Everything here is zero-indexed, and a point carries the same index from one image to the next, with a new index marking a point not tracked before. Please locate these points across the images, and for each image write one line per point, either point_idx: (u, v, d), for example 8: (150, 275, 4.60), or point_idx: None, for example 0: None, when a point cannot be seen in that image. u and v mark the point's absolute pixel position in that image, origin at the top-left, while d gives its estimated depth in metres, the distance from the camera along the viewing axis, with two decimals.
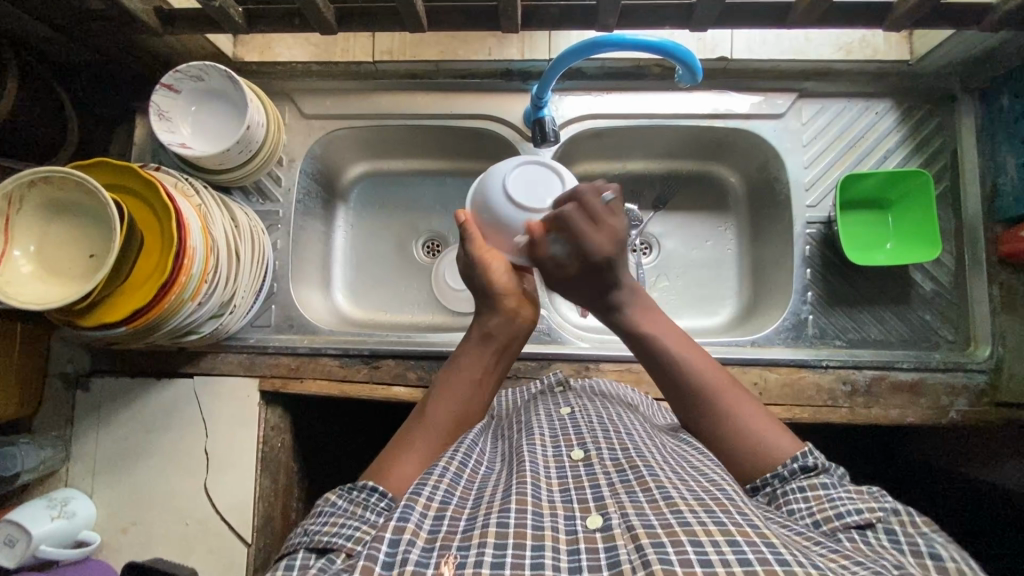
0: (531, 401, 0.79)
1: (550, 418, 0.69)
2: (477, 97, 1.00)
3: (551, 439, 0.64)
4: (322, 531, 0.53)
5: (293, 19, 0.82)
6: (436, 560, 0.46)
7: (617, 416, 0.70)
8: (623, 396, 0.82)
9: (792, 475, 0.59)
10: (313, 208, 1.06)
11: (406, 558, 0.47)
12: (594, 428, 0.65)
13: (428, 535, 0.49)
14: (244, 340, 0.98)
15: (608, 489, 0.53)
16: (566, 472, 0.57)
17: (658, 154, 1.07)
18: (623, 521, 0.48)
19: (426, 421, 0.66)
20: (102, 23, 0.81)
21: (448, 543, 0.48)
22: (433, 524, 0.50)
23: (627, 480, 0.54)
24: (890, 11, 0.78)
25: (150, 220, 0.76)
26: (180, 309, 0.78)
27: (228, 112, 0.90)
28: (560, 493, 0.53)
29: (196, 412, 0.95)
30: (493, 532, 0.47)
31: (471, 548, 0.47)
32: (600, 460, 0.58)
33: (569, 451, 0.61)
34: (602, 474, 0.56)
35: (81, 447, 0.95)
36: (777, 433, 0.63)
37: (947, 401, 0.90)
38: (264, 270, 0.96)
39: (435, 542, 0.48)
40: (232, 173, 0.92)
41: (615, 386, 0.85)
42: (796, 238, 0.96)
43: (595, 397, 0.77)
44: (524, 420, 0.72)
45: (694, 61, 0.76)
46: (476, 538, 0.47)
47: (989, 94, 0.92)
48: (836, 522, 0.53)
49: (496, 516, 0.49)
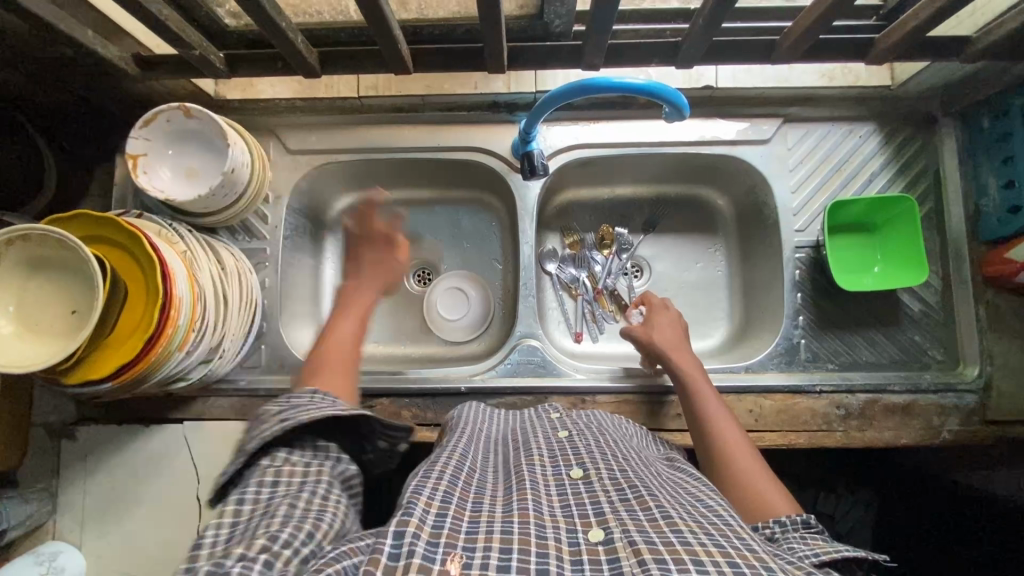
0: (528, 422, 0.79)
1: (549, 440, 0.69)
2: (463, 129, 0.99)
3: (550, 459, 0.63)
4: (283, 464, 0.58)
5: (276, 63, 0.81)
6: (442, 556, 0.46)
7: (613, 441, 0.70)
8: (621, 426, 0.80)
9: (793, 524, 0.60)
10: (301, 243, 1.05)
11: (412, 551, 0.45)
12: (592, 450, 0.65)
13: (432, 530, 0.48)
14: (234, 383, 0.96)
15: (609, 506, 0.53)
16: (566, 489, 0.57)
17: (645, 178, 1.08)
18: (624, 535, 0.48)
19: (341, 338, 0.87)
20: (76, 72, 0.79)
21: (453, 542, 0.47)
22: (436, 519, 0.49)
23: (627, 498, 0.54)
24: (873, 46, 0.78)
25: (130, 267, 0.74)
26: (167, 360, 0.76)
27: (176, 149, 0.86)
28: (560, 508, 0.54)
29: (186, 458, 0.93)
30: (497, 538, 0.48)
31: (477, 550, 0.46)
32: (599, 479, 0.58)
33: (568, 470, 0.61)
34: (602, 491, 0.56)
35: (66, 499, 0.93)
36: (777, 490, 0.66)
37: (939, 422, 0.91)
38: (252, 313, 0.94)
39: (440, 537, 0.47)
40: (219, 216, 0.90)
41: (609, 416, 0.82)
42: (785, 262, 0.97)
43: (592, 422, 0.76)
44: (524, 438, 0.72)
45: (681, 100, 0.75)
46: (481, 540, 0.47)
47: (969, 117, 0.94)
48: (835, 555, 0.53)
49: (500, 524, 0.50)
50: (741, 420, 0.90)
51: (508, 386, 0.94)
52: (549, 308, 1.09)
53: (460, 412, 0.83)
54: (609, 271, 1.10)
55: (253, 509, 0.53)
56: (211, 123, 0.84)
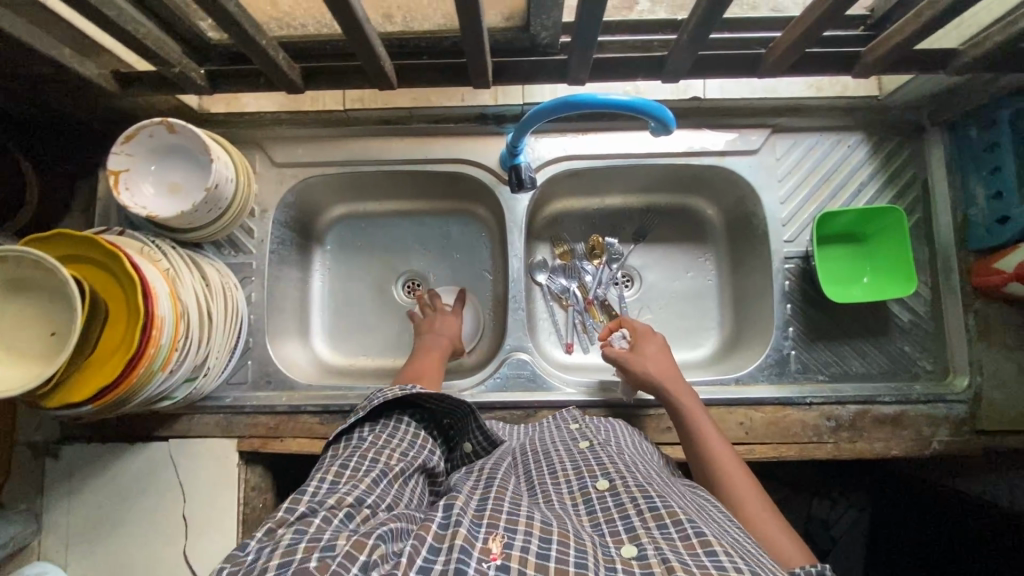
0: (549, 431, 0.80)
1: (571, 451, 0.70)
2: (451, 141, 0.98)
3: (574, 471, 0.65)
4: (383, 440, 0.65)
5: (258, 79, 0.80)
6: (484, 535, 0.50)
7: (636, 457, 0.71)
8: (637, 442, 0.79)
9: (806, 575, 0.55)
10: (288, 256, 1.04)
11: (458, 521, 0.51)
12: (616, 461, 0.65)
13: (476, 512, 0.53)
14: (220, 400, 0.95)
15: (639, 520, 0.54)
16: (593, 506, 0.58)
17: (635, 188, 1.08)
18: (658, 553, 0.49)
19: (424, 355, 0.95)
20: (52, 90, 0.78)
21: (494, 522, 0.51)
22: (479, 503, 0.55)
23: (656, 509, 0.54)
24: (860, 60, 0.78)
25: (112, 289, 0.73)
26: (150, 380, 0.75)
27: (158, 162, 0.85)
28: (591, 527, 0.55)
29: (173, 476, 0.92)
30: (538, 526, 0.51)
31: (518, 531, 0.50)
32: (625, 489, 0.59)
33: (594, 481, 0.62)
34: (630, 502, 0.56)
35: (52, 518, 0.92)
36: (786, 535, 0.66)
37: (929, 432, 0.91)
38: (237, 328, 0.93)
39: (483, 518, 0.52)
40: (202, 232, 0.90)
41: (628, 429, 0.82)
42: (775, 273, 0.97)
43: (614, 435, 0.77)
44: (546, 446, 0.73)
45: (667, 116, 0.74)
46: (521, 524, 0.51)
47: (957, 127, 0.94)
48: None
49: (539, 517, 0.53)
50: (732, 433, 0.90)
51: (497, 400, 0.93)
52: (539, 319, 1.08)
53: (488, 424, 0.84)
54: (599, 282, 1.09)
55: (347, 476, 0.59)
56: (194, 137, 0.83)
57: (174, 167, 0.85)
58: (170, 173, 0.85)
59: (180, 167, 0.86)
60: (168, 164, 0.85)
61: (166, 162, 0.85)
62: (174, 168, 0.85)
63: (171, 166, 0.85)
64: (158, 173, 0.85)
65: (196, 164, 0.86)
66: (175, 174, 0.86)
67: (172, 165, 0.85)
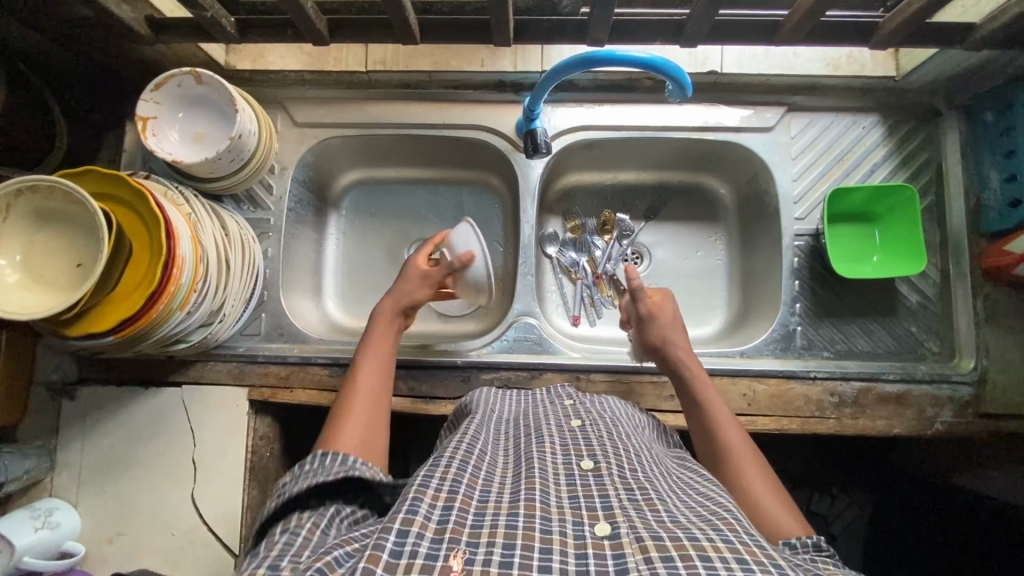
0: (538, 407, 0.80)
1: (560, 429, 0.70)
2: (469, 108, 1.00)
3: (561, 447, 0.65)
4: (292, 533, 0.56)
5: (286, 30, 0.82)
6: (445, 552, 0.47)
7: (627, 434, 0.71)
8: (631, 416, 0.80)
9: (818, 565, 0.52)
10: (305, 215, 1.06)
11: (415, 550, 0.47)
12: (603, 442, 0.66)
13: (437, 526, 0.50)
14: (233, 349, 0.98)
15: (617, 501, 0.54)
16: (575, 480, 0.58)
17: (647, 164, 1.09)
18: (631, 531, 0.49)
19: (351, 410, 0.71)
20: (90, 33, 0.80)
21: (456, 537, 0.49)
22: (441, 514, 0.51)
23: (635, 499, 0.55)
24: (877, 30, 0.79)
25: (139, 229, 0.76)
26: (168, 319, 0.77)
27: (185, 112, 0.87)
28: (569, 499, 0.55)
29: (184, 421, 0.95)
30: (502, 532, 0.49)
31: (480, 545, 0.48)
32: (609, 473, 0.59)
33: (579, 461, 0.62)
34: (611, 485, 0.57)
35: (66, 455, 0.94)
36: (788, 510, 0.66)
37: (932, 413, 0.91)
38: (255, 278, 0.96)
39: (444, 533, 0.49)
40: (223, 183, 0.92)
41: (621, 405, 0.83)
42: (785, 249, 0.97)
43: (602, 411, 0.77)
44: (534, 423, 0.74)
45: (684, 78, 0.75)
46: (485, 536, 0.49)
47: (974, 111, 0.94)
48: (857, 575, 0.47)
49: (505, 518, 0.51)
50: (733, 403, 0.91)
51: (502, 361, 0.95)
52: (548, 290, 1.09)
53: (471, 398, 0.86)
54: (610, 257, 1.11)
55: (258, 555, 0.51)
56: (221, 88, 0.85)
57: (199, 118, 0.88)
58: (195, 125, 0.88)
59: (206, 118, 0.88)
60: (194, 115, 0.88)
61: (192, 113, 0.88)
62: (199, 119, 0.88)
63: (196, 117, 0.88)
64: (183, 124, 0.88)
65: (219, 116, 0.89)
66: (200, 125, 0.88)
67: (198, 116, 0.88)
